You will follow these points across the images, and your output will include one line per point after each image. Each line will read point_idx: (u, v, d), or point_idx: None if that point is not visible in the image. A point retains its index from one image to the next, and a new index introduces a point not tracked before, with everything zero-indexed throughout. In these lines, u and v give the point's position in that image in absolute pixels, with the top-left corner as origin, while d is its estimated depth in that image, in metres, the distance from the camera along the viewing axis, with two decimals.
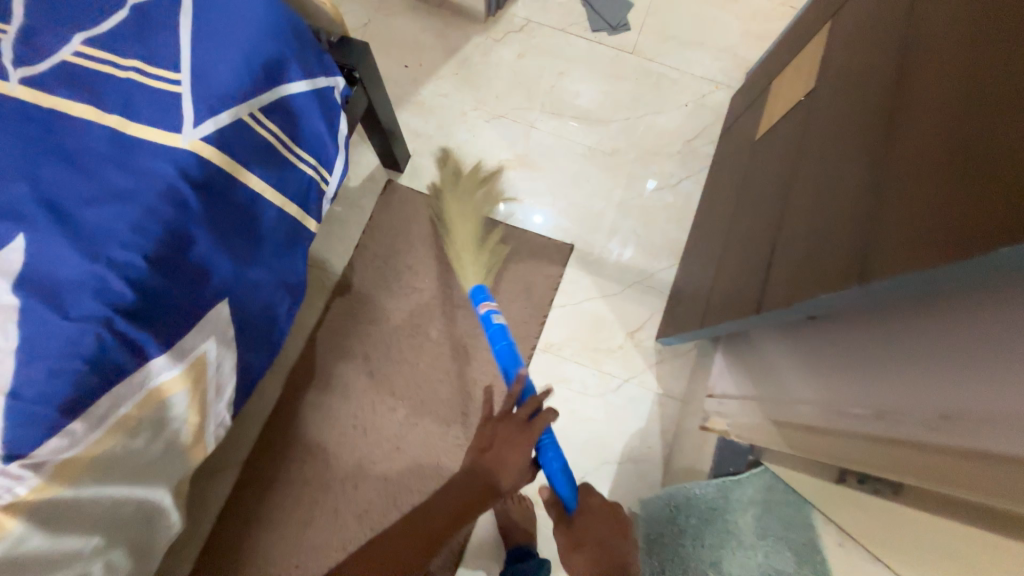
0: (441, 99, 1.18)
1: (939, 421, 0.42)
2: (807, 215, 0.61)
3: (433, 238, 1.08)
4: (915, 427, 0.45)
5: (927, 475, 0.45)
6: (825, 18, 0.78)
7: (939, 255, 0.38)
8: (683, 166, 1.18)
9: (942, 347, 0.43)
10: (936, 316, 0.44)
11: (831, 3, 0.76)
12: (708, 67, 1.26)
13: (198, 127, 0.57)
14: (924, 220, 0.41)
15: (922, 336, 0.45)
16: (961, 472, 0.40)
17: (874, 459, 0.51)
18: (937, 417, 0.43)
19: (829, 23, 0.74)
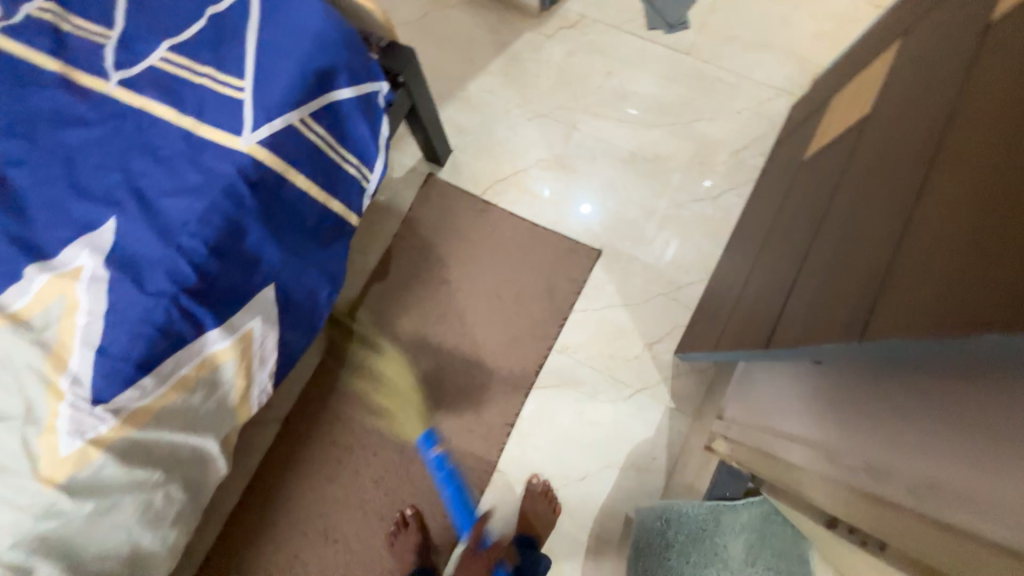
0: (487, 95, 1.21)
1: (925, 491, 0.42)
2: (822, 255, 0.61)
3: (466, 232, 1.13)
4: (899, 491, 0.45)
5: (905, 538, 0.45)
6: (895, 36, 0.72)
7: (915, 325, 0.39)
8: (728, 178, 1.13)
9: (926, 413, 0.43)
10: (924, 380, 0.44)
11: (903, 21, 0.70)
12: (770, 72, 1.19)
13: (256, 131, 0.64)
14: (912, 285, 0.42)
15: (912, 398, 0.46)
16: (938, 546, 0.41)
17: (857, 508, 0.52)
18: (923, 486, 0.43)
19: (897, 43, 0.68)
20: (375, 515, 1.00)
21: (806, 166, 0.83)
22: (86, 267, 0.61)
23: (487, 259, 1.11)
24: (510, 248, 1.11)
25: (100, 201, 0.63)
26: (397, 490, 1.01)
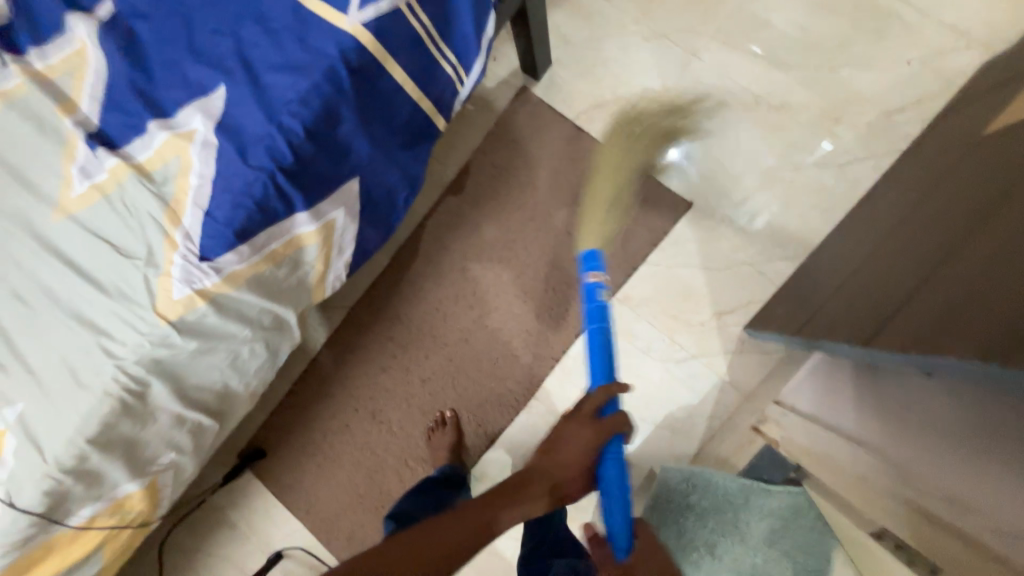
0: (603, 4, 1.07)
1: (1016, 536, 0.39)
2: (966, 256, 0.52)
3: (549, 159, 1.07)
4: (986, 529, 0.42)
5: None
6: None
7: None
8: (866, 144, 0.96)
9: None
10: None
11: None
12: (967, 15, 0.94)
13: (362, 11, 0.61)
14: None
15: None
16: None
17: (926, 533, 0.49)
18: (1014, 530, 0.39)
19: None
20: (418, 409, 1.10)
21: (982, 144, 0.67)
22: (199, 130, 0.64)
23: (565, 191, 1.06)
24: None
25: (213, 66, 0.65)
26: (440, 393, 1.09)
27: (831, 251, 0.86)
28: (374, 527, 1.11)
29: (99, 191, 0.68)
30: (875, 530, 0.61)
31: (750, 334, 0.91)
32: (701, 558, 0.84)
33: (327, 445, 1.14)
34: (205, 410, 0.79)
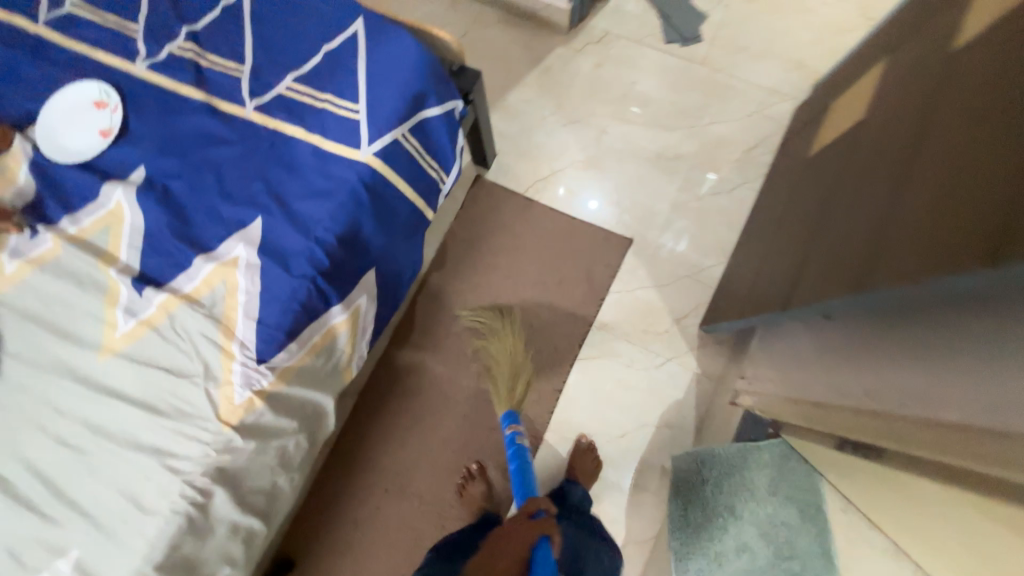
0: (525, 105, 1.36)
1: (921, 402, 0.58)
2: (825, 234, 0.78)
3: (512, 226, 1.29)
4: (905, 407, 0.61)
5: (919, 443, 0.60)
6: (883, 55, 0.87)
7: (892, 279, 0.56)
8: (740, 173, 1.29)
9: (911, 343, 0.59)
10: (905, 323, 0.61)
11: (890, 42, 0.86)
12: (775, 79, 1.34)
13: (370, 145, 0.80)
14: (890, 251, 0.58)
15: (898, 336, 0.62)
16: (948, 444, 0.56)
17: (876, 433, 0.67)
18: (918, 399, 0.59)
19: (884, 62, 0.84)
20: (443, 470, 1.16)
21: (814, 161, 0.98)
22: (243, 256, 0.77)
23: (531, 249, 1.27)
24: (551, 239, 1.27)
25: (247, 203, 0.79)
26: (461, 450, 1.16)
27: (743, 252, 1.13)
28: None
29: (147, 325, 0.76)
30: (837, 444, 0.78)
31: (705, 329, 1.13)
32: (728, 525, 0.98)
33: (360, 534, 1.14)
34: (256, 513, 0.81)
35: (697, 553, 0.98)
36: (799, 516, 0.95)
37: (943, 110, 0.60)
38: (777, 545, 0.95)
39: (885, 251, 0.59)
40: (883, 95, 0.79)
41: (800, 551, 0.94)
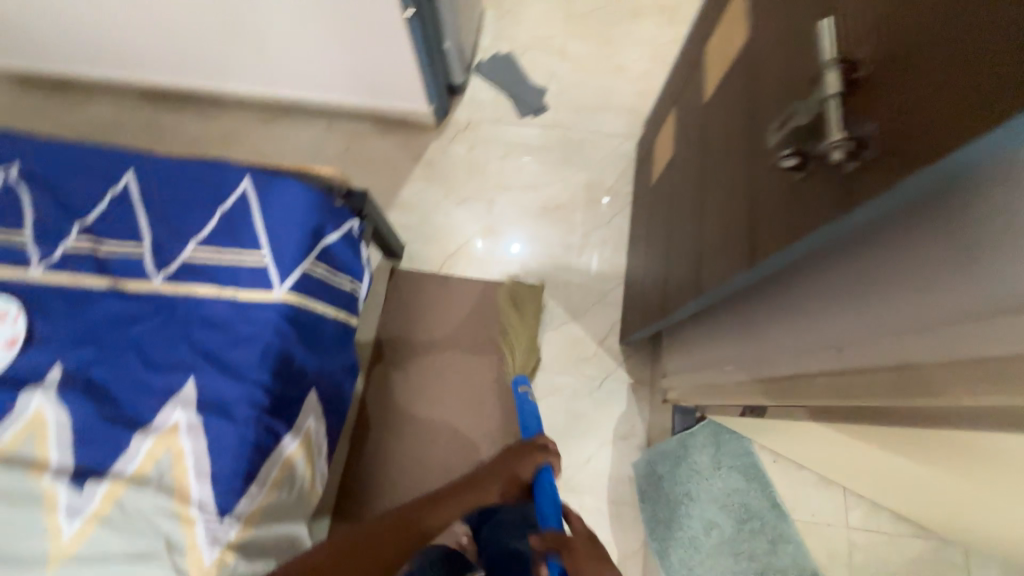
0: (418, 196, 1.52)
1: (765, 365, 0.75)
2: (674, 248, 0.97)
3: (435, 304, 1.39)
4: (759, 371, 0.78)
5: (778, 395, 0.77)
6: (675, 103, 1.13)
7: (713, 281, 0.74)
8: (612, 205, 1.52)
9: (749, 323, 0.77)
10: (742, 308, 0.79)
11: (676, 93, 1.11)
12: (615, 124, 1.63)
13: (282, 283, 0.89)
14: (708, 260, 0.77)
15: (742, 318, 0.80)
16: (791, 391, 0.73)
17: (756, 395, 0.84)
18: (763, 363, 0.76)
19: (676, 110, 1.09)
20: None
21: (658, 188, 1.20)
22: (182, 419, 0.80)
23: (457, 319, 1.38)
24: (474, 306, 1.41)
25: (176, 368, 0.83)
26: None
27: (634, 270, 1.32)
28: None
29: (95, 520, 0.75)
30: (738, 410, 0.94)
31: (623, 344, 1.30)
32: (690, 509, 1.10)
33: None
34: None
35: (674, 545, 1.08)
36: (742, 479, 1.09)
37: (712, 149, 0.81)
38: (736, 512, 1.08)
39: (708, 260, 0.77)
40: (684, 135, 1.01)
41: (754, 509, 1.08)
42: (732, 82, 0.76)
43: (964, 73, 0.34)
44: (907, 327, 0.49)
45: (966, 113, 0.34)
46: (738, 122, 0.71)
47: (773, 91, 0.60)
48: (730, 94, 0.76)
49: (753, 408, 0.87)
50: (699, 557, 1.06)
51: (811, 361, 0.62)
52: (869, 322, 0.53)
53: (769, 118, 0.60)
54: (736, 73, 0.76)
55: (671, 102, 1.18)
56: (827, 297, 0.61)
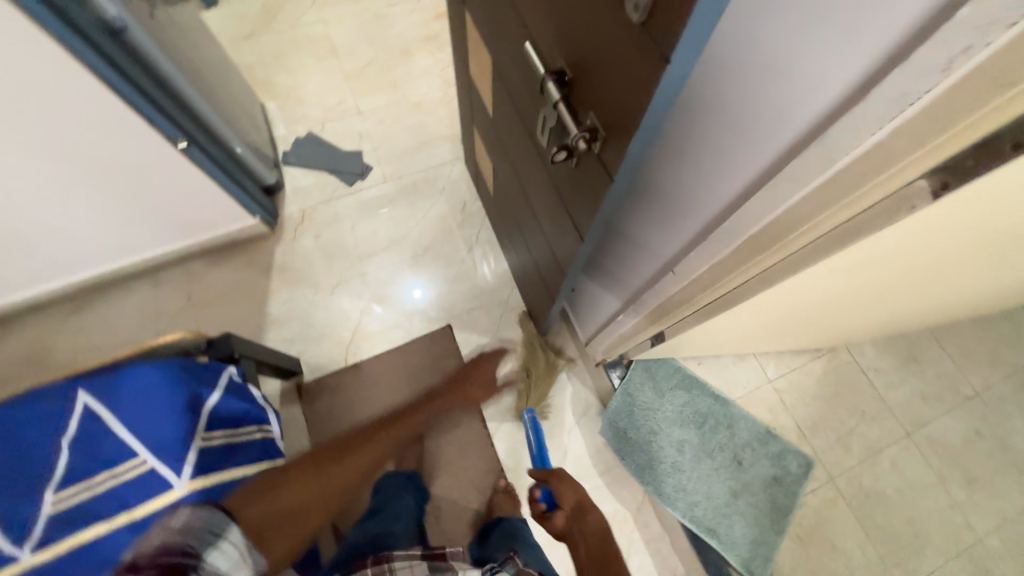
0: (289, 304, 1.45)
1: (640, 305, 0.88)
2: (533, 244, 1.08)
3: (363, 396, 1.38)
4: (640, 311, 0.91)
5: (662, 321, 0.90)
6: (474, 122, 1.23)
7: (569, 263, 0.85)
8: (473, 223, 1.59)
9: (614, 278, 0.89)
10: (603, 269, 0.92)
11: (470, 112, 1.21)
12: (438, 154, 1.71)
13: (182, 473, 0.80)
14: (557, 247, 0.88)
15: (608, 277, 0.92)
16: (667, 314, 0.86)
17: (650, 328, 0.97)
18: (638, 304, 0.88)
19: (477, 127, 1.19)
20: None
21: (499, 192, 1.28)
22: None
23: (391, 398, 1.38)
24: (397, 377, 1.41)
25: None
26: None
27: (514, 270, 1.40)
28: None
29: None
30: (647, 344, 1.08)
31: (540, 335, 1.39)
32: (661, 439, 1.19)
33: None
34: None
35: (664, 479, 1.16)
36: (685, 391, 1.23)
37: (514, 151, 0.89)
38: (695, 421, 1.20)
39: (557, 241, 0.85)
40: (492, 142, 1.10)
41: (704, 409, 1.21)
42: (500, 93, 0.85)
43: (619, 72, 0.45)
44: (700, 237, 0.61)
45: (635, 99, 0.44)
46: (518, 125, 0.80)
47: (527, 95, 0.69)
48: (504, 103, 0.85)
49: (655, 337, 1.01)
50: (686, 473, 1.16)
51: (663, 285, 0.75)
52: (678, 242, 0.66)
53: (535, 119, 0.69)
54: (499, 85, 0.85)
55: (471, 120, 1.29)
56: (647, 234, 0.73)
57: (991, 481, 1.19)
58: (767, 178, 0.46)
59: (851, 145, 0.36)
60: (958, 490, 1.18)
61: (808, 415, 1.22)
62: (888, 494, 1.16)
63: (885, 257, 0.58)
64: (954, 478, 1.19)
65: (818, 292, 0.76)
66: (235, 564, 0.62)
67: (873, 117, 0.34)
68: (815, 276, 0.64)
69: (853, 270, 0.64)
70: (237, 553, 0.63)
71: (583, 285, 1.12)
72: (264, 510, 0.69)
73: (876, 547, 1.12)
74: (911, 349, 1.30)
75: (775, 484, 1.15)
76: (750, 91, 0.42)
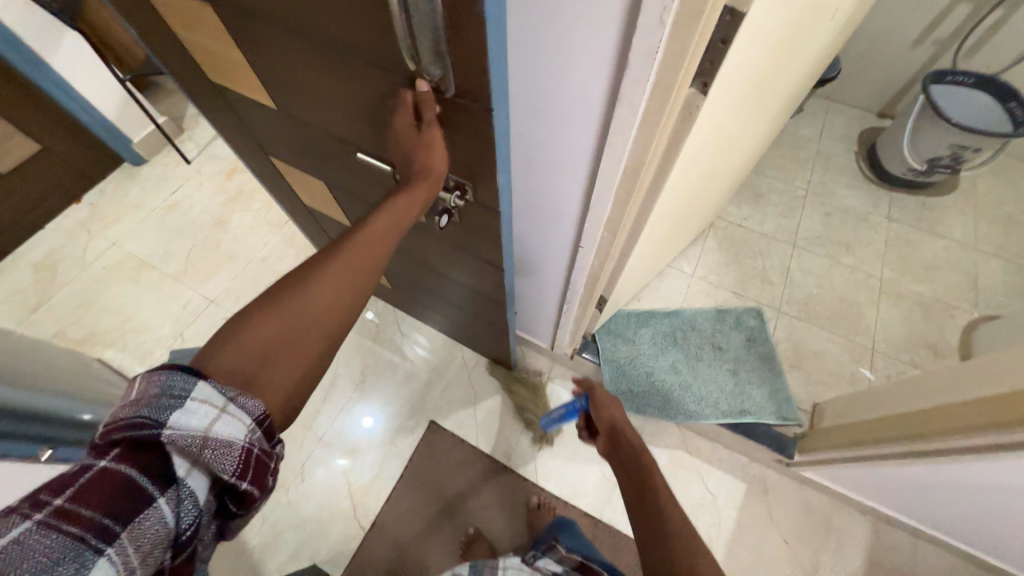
0: (267, 522, 1.27)
1: (574, 291, 0.97)
2: (458, 301, 1.12)
3: (401, 543, 1.27)
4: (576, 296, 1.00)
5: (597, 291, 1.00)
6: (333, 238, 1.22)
7: (500, 297, 0.91)
8: (389, 320, 1.57)
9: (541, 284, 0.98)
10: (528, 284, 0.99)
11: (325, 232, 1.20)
12: None
13: None
14: (482, 290, 0.93)
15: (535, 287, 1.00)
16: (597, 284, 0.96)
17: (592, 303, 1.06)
18: (572, 291, 0.97)
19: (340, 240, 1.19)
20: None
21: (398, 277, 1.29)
22: None
23: (428, 523, 1.29)
24: (420, 501, 1.32)
25: None
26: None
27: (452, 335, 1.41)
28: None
29: None
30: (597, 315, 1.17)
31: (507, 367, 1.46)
32: (660, 371, 1.26)
33: None
34: None
35: (686, 403, 1.22)
36: (647, 326, 1.34)
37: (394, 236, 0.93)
38: (670, 342, 1.32)
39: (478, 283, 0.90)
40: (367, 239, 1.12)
41: (669, 328, 1.34)
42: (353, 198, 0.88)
43: (459, 139, 0.53)
44: (585, 209, 0.71)
45: (485, 151, 0.52)
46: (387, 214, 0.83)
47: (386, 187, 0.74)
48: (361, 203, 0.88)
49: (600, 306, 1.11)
50: (695, 384, 1.24)
51: (581, 259, 0.83)
52: (572, 219, 0.75)
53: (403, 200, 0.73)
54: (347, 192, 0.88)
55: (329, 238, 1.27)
56: (544, 227, 0.81)
57: (858, 238, 1.52)
58: (604, 146, 0.57)
59: (640, 96, 0.48)
60: (847, 258, 1.49)
61: (733, 279, 1.44)
62: (816, 293, 1.42)
63: (703, 144, 0.74)
64: (839, 252, 1.50)
65: (680, 194, 0.92)
66: (232, 427, 0.36)
67: (641, 74, 0.46)
68: (673, 186, 0.78)
69: (692, 164, 0.79)
70: (212, 403, 0.37)
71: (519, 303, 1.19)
72: (252, 340, 0.44)
73: (838, 334, 1.35)
74: (753, 189, 1.61)
75: (751, 343, 1.32)
76: (559, 89, 0.53)
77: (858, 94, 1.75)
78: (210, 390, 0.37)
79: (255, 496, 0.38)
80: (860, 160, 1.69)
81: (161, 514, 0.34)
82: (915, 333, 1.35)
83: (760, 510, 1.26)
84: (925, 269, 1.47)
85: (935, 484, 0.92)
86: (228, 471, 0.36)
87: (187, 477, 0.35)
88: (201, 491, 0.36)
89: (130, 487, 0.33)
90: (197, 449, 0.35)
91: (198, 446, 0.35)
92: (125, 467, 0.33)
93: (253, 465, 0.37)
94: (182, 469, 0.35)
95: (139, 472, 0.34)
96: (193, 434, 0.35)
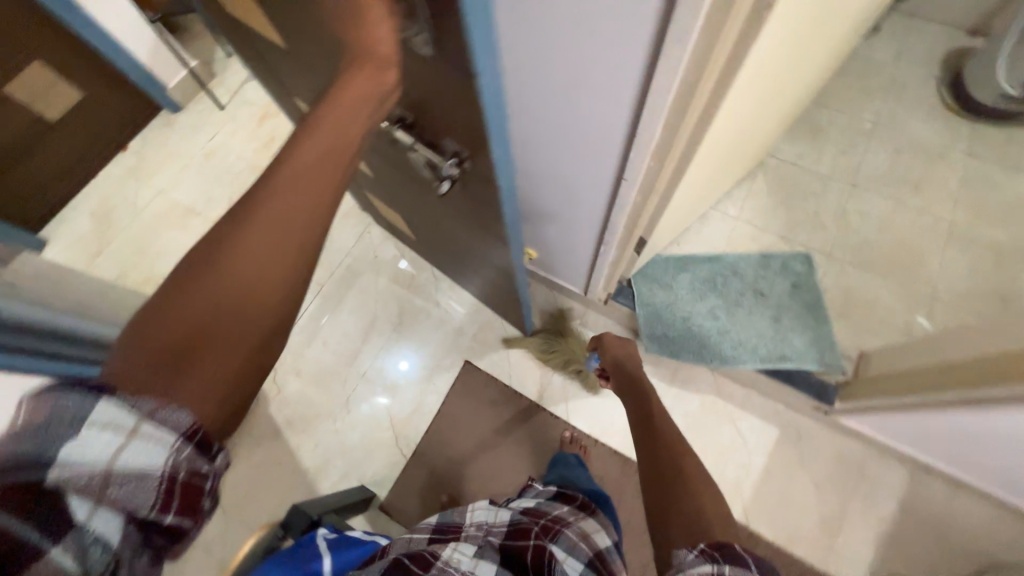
0: (318, 448, 1.39)
1: (613, 231, 0.94)
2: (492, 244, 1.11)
3: (439, 470, 1.36)
4: (614, 237, 0.97)
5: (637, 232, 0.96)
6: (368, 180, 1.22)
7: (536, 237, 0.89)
8: (422, 265, 1.59)
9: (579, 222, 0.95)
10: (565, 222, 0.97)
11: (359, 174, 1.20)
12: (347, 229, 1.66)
13: None
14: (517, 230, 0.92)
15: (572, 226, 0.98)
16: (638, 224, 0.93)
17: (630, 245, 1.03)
18: (611, 231, 0.95)
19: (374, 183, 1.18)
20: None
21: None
22: None
23: (463, 454, 1.38)
24: (456, 434, 1.40)
25: None
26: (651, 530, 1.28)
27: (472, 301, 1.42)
28: (801, 566, 1.18)
29: None
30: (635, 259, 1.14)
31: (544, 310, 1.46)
32: (698, 317, 1.23)
33: None
34: None
35: (723, 348, 1.19)
36: (685, 271, 1.29)
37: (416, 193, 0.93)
38: (709, 287, 1.27)
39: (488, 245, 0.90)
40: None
41: (709, 274, 1.29)
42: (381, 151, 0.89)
43: None
44: (632, 135, 0.66)
45: None
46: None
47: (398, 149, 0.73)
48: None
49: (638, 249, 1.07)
50: (734, 330, 1.21)
51: (624, 194, 0.79)
52: (618, 149, 0.71)
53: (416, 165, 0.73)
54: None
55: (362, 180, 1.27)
56: (587, 158, 0.77)
57: (929, 178, 1.38)
58: (656, 62, 0.52)
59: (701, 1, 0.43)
60: (913, 199, 1.36)
61: (781, 223, 1.35)
62: (873, 237, 1.32)
63: (768, 59, 0.67)
64: (905, 193, 1.37)
65: (734, 124, 0.85)
66: (144, 455, 0.35)
67: None
68: (730, 111, 0.71)
69: (754, 85, 0.72)
70: (117, 427, 0.35)
71: (555, 245, 1.17)
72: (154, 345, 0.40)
73: (894, 281, 1.27)
74: (812, 123, 1.46)
75: (796, 290, 1.26)
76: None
77: (948, 7, 1.51)
78: (110, 411, 0.35)
79: (183, 527, 0.37)
80: (941, 88, 1.49)
81: (62, 564, 0.32)
82: (983, 280, 1.25)
83: (792, 456, 1.26)
84: (1004, 211, 1.32)
85: (986, 434, 0.89)
86: (146, 505, 0.35)
87: (92, 521, 0.34)
88: (109, 533, 0.34)
89: (13, 538, 0.31)
90: (100, 486, 0.34)
91: (101, 482, 0.34)
92: (8, 517, 0.31)
93: (176, 493, 0.37)
94: (80, 514, 0.33)
95: (27, 520, 0.32)
96: (95, 469, 0.34)
